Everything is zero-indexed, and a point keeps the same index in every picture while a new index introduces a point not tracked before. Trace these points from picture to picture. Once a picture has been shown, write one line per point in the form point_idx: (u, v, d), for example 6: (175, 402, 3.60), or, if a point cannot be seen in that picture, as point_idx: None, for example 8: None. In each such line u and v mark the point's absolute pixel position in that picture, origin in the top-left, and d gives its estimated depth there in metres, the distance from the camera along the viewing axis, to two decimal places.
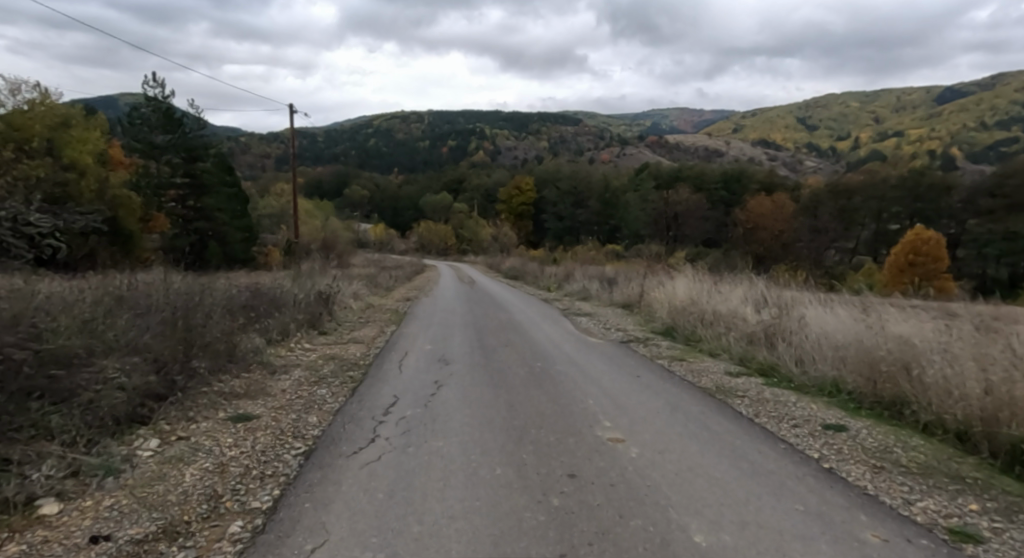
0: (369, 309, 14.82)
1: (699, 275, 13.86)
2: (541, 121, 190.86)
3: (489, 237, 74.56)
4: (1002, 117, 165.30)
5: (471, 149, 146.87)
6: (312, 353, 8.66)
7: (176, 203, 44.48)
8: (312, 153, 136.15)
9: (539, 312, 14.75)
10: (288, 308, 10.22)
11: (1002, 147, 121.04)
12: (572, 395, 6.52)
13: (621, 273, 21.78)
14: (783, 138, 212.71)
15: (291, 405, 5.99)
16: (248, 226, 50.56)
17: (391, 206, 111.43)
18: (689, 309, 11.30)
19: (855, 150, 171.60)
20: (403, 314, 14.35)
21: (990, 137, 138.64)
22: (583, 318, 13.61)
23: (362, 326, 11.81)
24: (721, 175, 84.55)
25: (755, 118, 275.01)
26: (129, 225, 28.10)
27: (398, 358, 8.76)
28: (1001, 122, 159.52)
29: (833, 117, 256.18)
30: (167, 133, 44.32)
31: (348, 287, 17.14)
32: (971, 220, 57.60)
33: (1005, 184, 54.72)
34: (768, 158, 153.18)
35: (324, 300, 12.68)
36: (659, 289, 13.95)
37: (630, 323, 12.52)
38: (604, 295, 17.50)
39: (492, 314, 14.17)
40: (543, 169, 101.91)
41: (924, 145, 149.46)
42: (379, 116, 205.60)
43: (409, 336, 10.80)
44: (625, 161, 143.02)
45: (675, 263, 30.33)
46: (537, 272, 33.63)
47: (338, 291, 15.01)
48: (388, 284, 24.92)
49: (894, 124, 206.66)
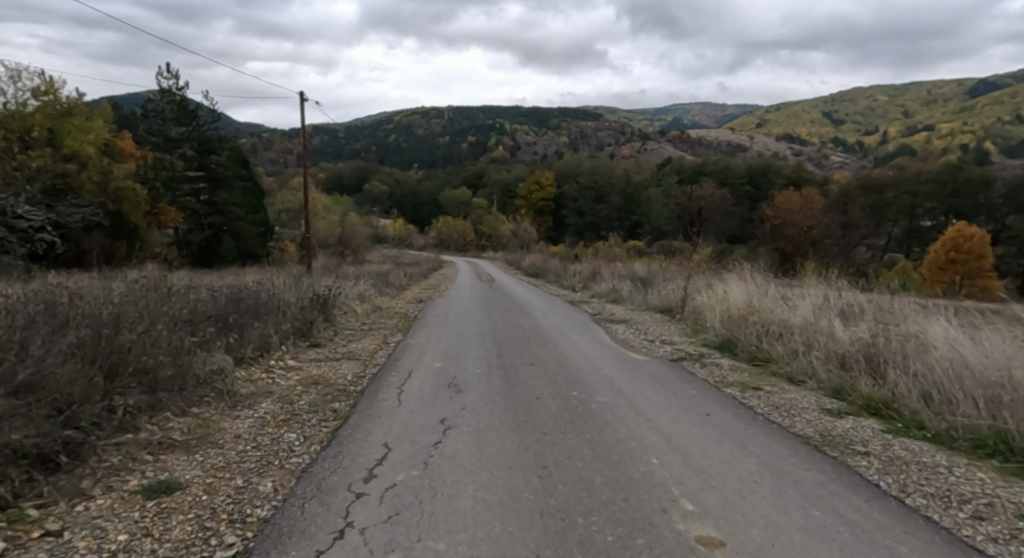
0: (374, 313, 13.28)
1: (755, 276, 12.00)
2: (561, 117, 189.27)
3: (508, 232, 73.08)
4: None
5: (491, 145, 145.67)
6: (292, 376, 7.04)
7: (190, 196, 43.71)
8: (332, 148, 136.01)
9: (565, 318, 13.01)
10: (272, 317, 8.65)
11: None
12: (626, 448, 4.76)
13: (653, 273, 20.11)
14: (808, 133, 207.48)
15: (239, 464, 4.35)
16: (264, 221, 49.79)
17: (409, 201, 110.41)
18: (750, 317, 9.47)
19: (884, 145, 166.20)
20: (413, 319, 12.76)
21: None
22: (619, 326, 11.86)
23: (361, 337, 10.18)
24: (747, 169, 81.83)
25: (780, 112, 269.22)
26: (133, 219, 27.03)
27: (398, 381, 7.06)
28: None
29: (861, 112, 249.74)
30: (182, 125, 43.58)
31: (354, 286, 15.68)
32: (1012, 217, 54.98)
33: None
34: (793, 153, 149.91)
35: (323, 304, 11.18)
36: (707, 292, 12.12)
37: (677, 333, 10.72)
38: (638, 298, 15.74)
39: (512, 320, 12.46)
40: (563, 164, 100.17)
41: (956, 139, 144.95)
42: (399, 111, 205.03)
43: (416, 350, 9.15)
44: (647, 156, 140.82)
45: (703, 261, 28.68)
46: (559, 269, 32.17)
47: (343, 292, 13.53)
48: (401, 282, 23.65)
49: (925, 118, 200.81)
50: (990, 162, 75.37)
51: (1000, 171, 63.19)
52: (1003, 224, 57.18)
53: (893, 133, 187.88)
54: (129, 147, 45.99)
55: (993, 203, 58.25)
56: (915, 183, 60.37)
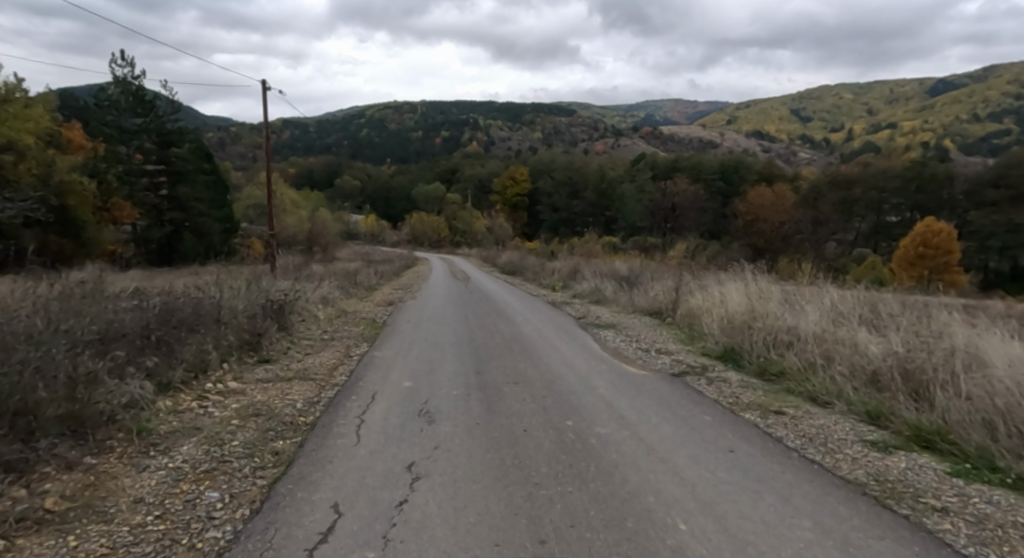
0: (338, 319, 12.07)
1: (750, 276, 11.15)
2: (535, 112, 188.40)
3: (483, 228, 71.85)
4: (994, 109, 164.13)
5: (465, 140, 144.02)
6: (230, 405, 5.86)
7: (149, 191, 41.37)
8: (302, 142, 132.59)
9: (548, 323, 12.03)
10: (212, 330, 7.41)
11: (994, 138, 120.26)
12: (645, 508, 3.74)
13: (636, 272, 19.31)
14: (777, 130, 210.69)
15: (129, 552, 3.17)
16: (228, 217, 47.68)
17: (382, 196, 108.21)
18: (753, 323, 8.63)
19: (850, 142, 169.49)
20: (380, 325, 11.61)
21: (982, 128, 137.91)
22: (607, 332, 10.93)
23: (322, 350, 8.94)
24: (720, 165, 82.07)
25: (749, 109, 273.06)
26: (81, 215, 25.12)
27: (358, 410, 5.90)
28: (993, 114, 159.03)
29: (827, 110, 255.11)
30: (139, 116, 41.05)
31: (318, 288, 14.40)
32: (974, 212, 56.32)
33: (1009, 174, 53.93)
34: (762, 150, 151.99)
35: (278, 312, 9.93)
36: (700, 295, 11.27)
37: (671, 341, 9.83)
38: (625, 299, 14.82)
39: (489, 327, 11.42)
40: (538, 160, 99.24)
41: (917, 136, 148.88)
42: (371, 105, 201.32)
43: (382, 365, 8.00)
44: (621, 151, 140.93)
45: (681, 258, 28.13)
46: (535, 266, 31.30)
47: (303, 295, 12.28)
48: (371, 282, 22.42)
49: (888, 117, 205.91)
50: (951, 160, 76.95)
51: (962, 168, 64.61)
52: (965, 220, 58.39)
53: (858, 131, 191.99)
54: (75, 137, 43.10)
55: (956, 199, 59.46)
56: (882, 179, 61.32)
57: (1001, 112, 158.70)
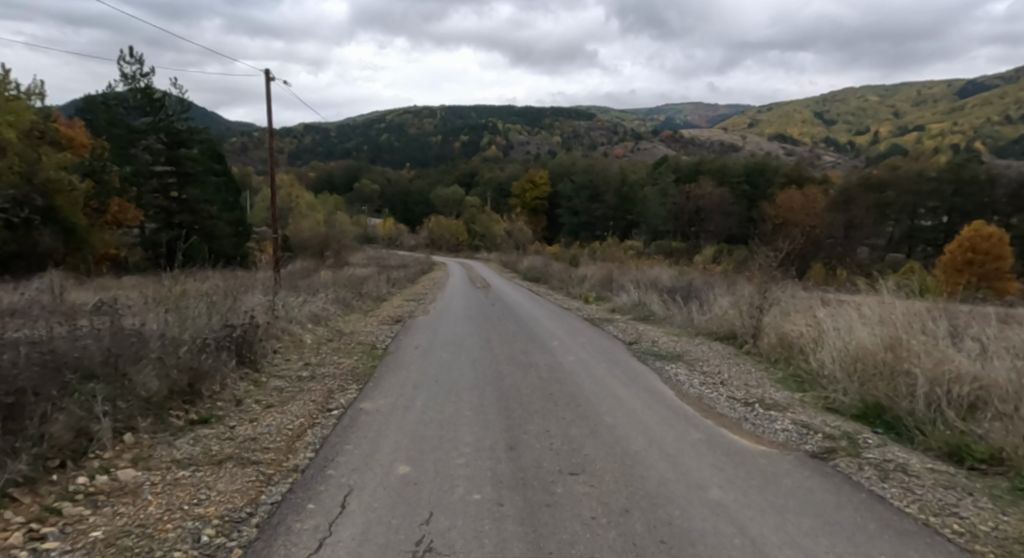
0: (328, 344, 9.67)
1: (862, 298, 8.46)
2: (554, 116, 186.13)
3: (502, 232, 69.54)
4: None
5: (483, 143, 142.18)
6: (86, 537, 3.32)
7: (158, 193, 39.67)
8: (323, 147, 131.66)
9: (593, 351, 9.46)
10: (113, 383, 4.98)
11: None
12: None
13: (683, 283, 16.73)
14: (800, 133, 204.95)
15: None
16: (237, 220, 46.10)
17: (401, 200, 106.43)
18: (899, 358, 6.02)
19: (876, 145, 163.66)
20: (378, 353, 9.15)
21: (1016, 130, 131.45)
22: (675, 366, 8.32)
23: (290, 401, 6.41)
24: (746, 167, 78.71)
25: (772, 112, 267.34)
26: (73, 216, 23.24)
27: (306, 545, 3.36)
28: None
29: (852, 112, 248.47)
30: (148, 115, 39.58)
31: (312, 303, 12.03)
32: None
33: None
34: (786, 153, 147.67)
35: (240, 344, 7.52)
36: (798, 321, 8.59)
37: (770, 385, 7.20)
38: (683, 319, 12.16)
39: (518, 356, 8.90)
40: (557, 163, 96.72)
41: (946, 139, 143.12)
42: (390, 109, 200.65)
43: (367, 430, 5.45)
44: (641, 155, 138.04)
45: (719, 268, 25.50)
46: (561, 273, 28.87)
47: (283, 317, 9.81)
48: (382, 292, 20.22)
49: (915, 120, 199.30)
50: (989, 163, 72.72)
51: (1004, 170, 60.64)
52: (1008, 225, 54.47)
53: (884, 133, 185.70)
54: (75, 136, 41.34)
55: (996, 203, 55.76)
56: (917, 182, 57.62)
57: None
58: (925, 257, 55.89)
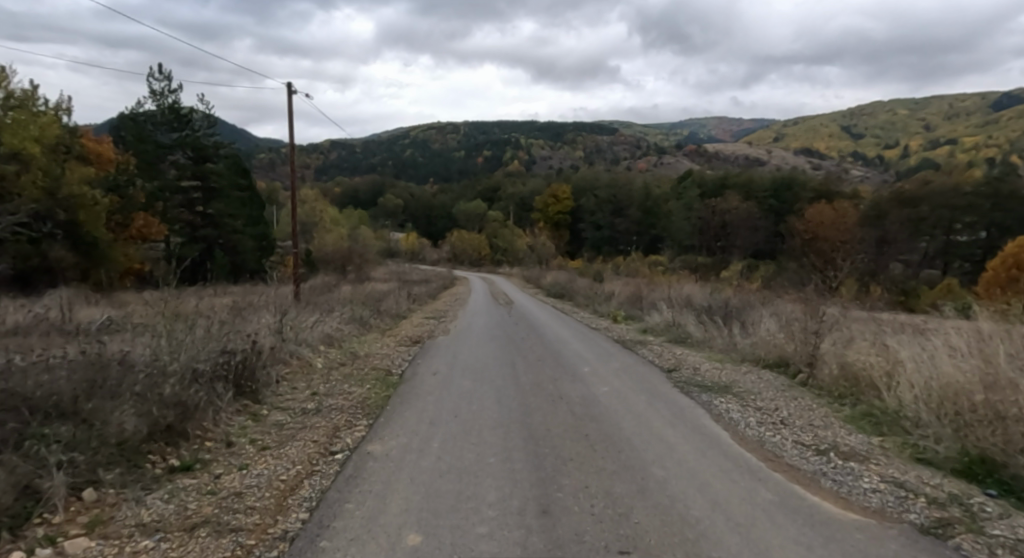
0: (338, 370, 8.95)
1: (939, 324, 7.40)
2: (576, 131, 185.80)
3: (524, 247, 68.81)
4: None
5: (506, 159, 142.35)
6: None
7: (183, 208, 39.87)
8: (349, 162, 133.22)
9: (629, 380, 8.54)
10: (75, 427, 4.27)
11: None
12: None
13: (718, 302, 15.69)
14: (827, 147, 201.13)
15: None
16: (260, 234, 46.30)
17: (423, 215, 106.68)
18: (1002, 397, 4.99)
19: (906, 159, 159.44)
20: (393, 381, 8.36)
21: None
22: (726, 401, 7.34)
23: (287, 442, 5.62)
24: (773, 181, 76.98)
25: (798, 126, 263.25)
26: (95, 231, 23.26)
27: None
28: None
29: (881, 125, 242.91)
30: (175, 131, 40.10)
31: (326, 324, 11.35)
32: None
33: None
34: (812, 168, 144.51)
35: (237, 374, 6.81)
36: (864, 351, 7.55)
37: (841, 427, 6.18)
38: (724, 343, 11.15)
39: (545, 386, 8.02)
40: (580, 177, 96.02)
41: (980, 152, 138.45)
42: (415, 125, 203.04)
43: (373, 483, 4.64)
44: (664, 169, 136.59)
45: (751, 285, 24.26)
46: (585, 290, 27.96)
47: (291, 339, 9.13)
48: (401, 308, 19.58)
49: (947, 133, 193.97)
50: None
51: None
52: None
53: (915, 147, 181.05)
54: (104, 151, 42.01)
55: None
56: (954, 196, 55.35)
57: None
58: (962, 274, 53.43)
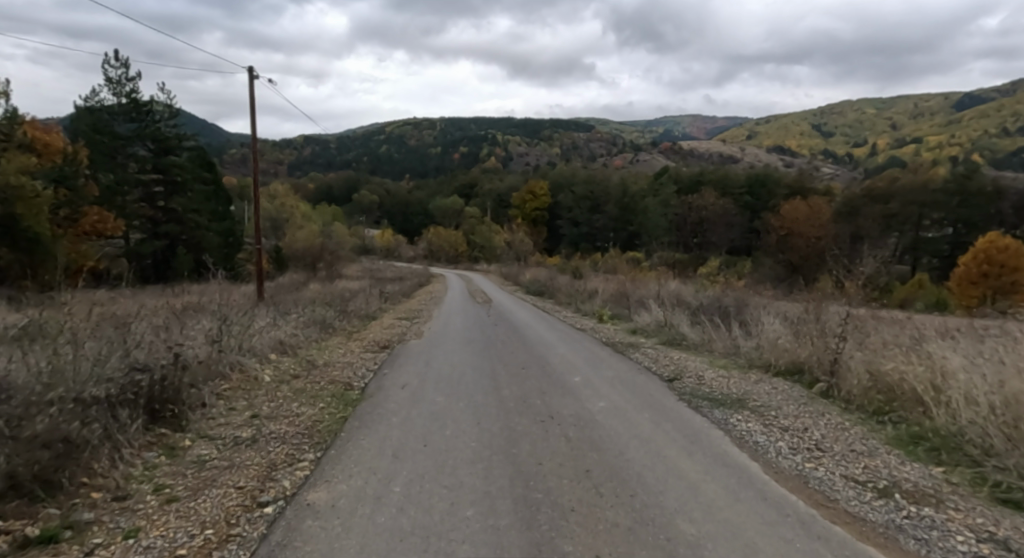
0: (288, 383, 7.66)
1: (989, 335, 6.42)
2: (553, 128, 184.68)
3: (501, 244, 67.67)
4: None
5: (483, 155, 140.78)
6: None
7: (143, 203, 37.74)
8: (323, 158, 130.03)
9: (626, 392, 7.46)
10: None
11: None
12: None
13: (710, 300, 14.71)
14: (799, 145, 203.85)
15: None
16: (226, 230, 44.33)
17: (399, 211, 104.70)
18: None
19: (874, 157, 161.95)
20: (352, 397, 7.12)
21: (1013, 143, 129.70)
22: (745, 420, 6.25)
23: (203, 489, 4.31)
24: (749, 178, 77.12)
25: (770, 124, 266.73)
26: (38, 226, 21.48)
27: None
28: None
29: (850, 124, 247.17)
30: (133, 122, 37.94)
31: (280, 328, 10.02)
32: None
33: None
34: (785, 165, 145.82)
35: (148, 396, 5.46)
36: (900, 360, 6.56)
37: (888, 453, 5.12)
38: (725, 347, 10.17)
39: (530, 402, 6.90)
40: (557, 173, 95.08)
41: (944, 151, 141.15)
42: (392, 121, 199.97)
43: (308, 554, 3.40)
44: (639, 166, 136.53)
45: (733, 282, 23.42)
46: (565, 287, 26.98)
47: (232, 349, 7.78)
48: (371, 308, 18.29)
49: (913, 132, 197.94)
50: (994, 173, 70.79)
51: (1011, 180, 58.69)
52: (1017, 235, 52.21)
53: (882, 146, 184.27)
54: (52, 140, 39.33)
55: (1003, 213, 53.85)
56: (923, 191, 55.82)
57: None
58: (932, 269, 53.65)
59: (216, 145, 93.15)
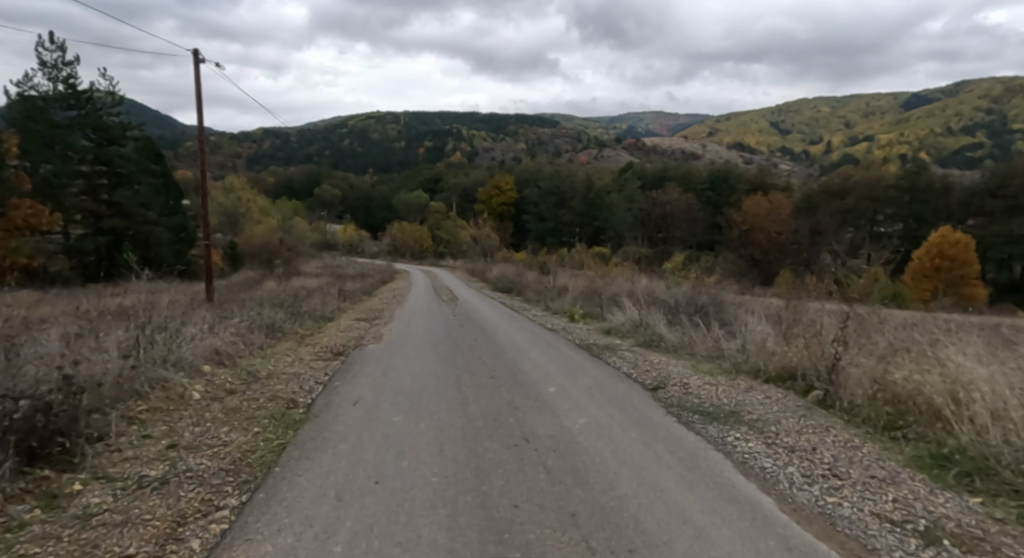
0: (220, 401, 6.59)
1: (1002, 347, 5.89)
2: (519, 123, 183.98)
3: (467, 239, 66.66)
4: (967, 122, 161.62)
5: (448, 150, 138.96)
6: None
7: (84, 196, 35.35)
8: (283, 151, 126.18)
9: (607, 405, 6.71)
10: None
11: (968, 152, 118.05)
12: None
13: (684, 297, 14.14)
14: (758, 142, 208.32)
15: None
16: (176, 225, 42.08)
17: (363, 207, 102.31)
18: None
19: (829, 155, 166.13)
20: (294, 419, 6.10)
21: (956, 141, 135.31)
22: (746, 439, 5.53)
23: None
24: (711, 174, 78.01)
25: (731, 122, 271.86)
26: None
27: None
28: (967, 127, 154.88)
29: (805, 122, 254.03)
30: (72, 109, 35.44)
31: (217, 334, 8.86)
32: (973, 224, 52.86)
33: (1008, 184, 50.60)
34: (745, 162, 148.53)
35: (25, 431, 4.31)
36: (908, 369, 5.98)
37: (914, 480, 4.45)
38: (708, 350, 9.58)
39: (502, 420, 6.05)
40: (523, 169, 94.39)
41: (893, 149, 146.16)
42: (355, 114, 195.83)
43: None
44: (604, 162, 137.10)
45: (701, 277, 23.10)
46: (533, 284, 26.28)
47: (152, 362, 6.64)
48: (329, 307, 17.23)
49: (865, 130, 204.59)
50: (942, 170, 73.23)
51: (958, 177, 60.68)
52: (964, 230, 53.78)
53: (836, 143, 189.97)
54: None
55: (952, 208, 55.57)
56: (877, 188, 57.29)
57: (972, 124, 155.90)
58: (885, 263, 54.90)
59: (169, 137, 89.22)
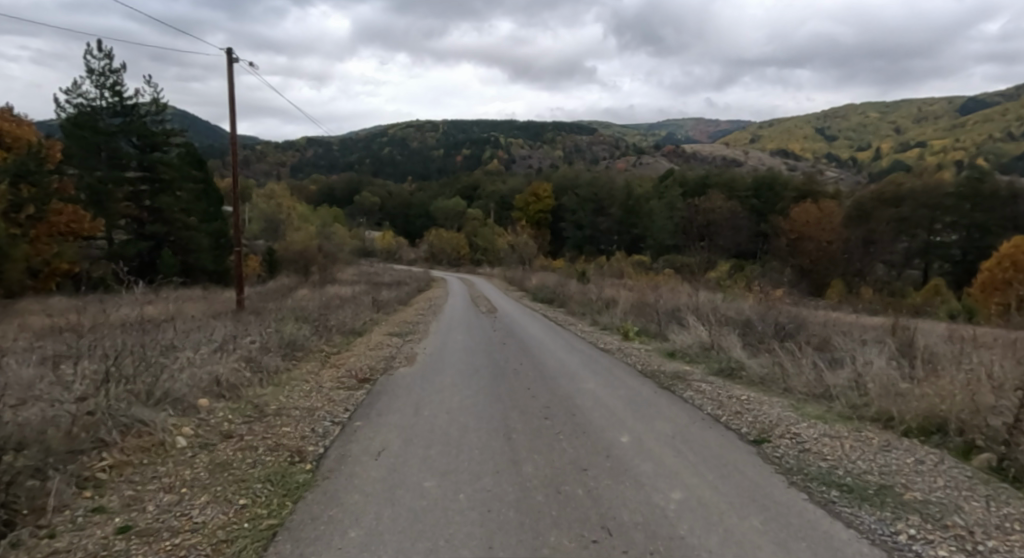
0: (199, 451, 5.18)
1: None
2: (556, 130, 182.04)
3: (504, 246, 65.41)
4: None
5: (485, 157, 138.13)
6: None
7: (128, 202, 35.65)
8: (325, 160, 127.91)
9: (707, 469, 5.05)
10: None
11: None
12: None
13: (758, 313, 12.21)
14: (803, 149, 200.62)
15: None
16: (215, 231, 42.17)
17: (401, 214, 102.31)
18: None
19: (878, 161, 158.59)
20: (296, 483, 4.65)
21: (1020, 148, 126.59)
22: (932, 545, 3.74)
23: None
24: (757, 180, 74.61)
25: (774, 128, 263.51)
26: None
27: None
28: None
29: (853, 128, 244.00)
30: (118, 117, 35.67)
31: (221, 358, 7.56)
32: None
33: None
34: (789, 170, 142.77)
35: None
36: None
37: None
38: (810, 385, 7.77)
39: (568, 493, 4.48)
40: (561, 176, 92.62)
41: (949, 155, 137.70)
42: (395, 124, 197.89)
43: None
44: (642, 169, 133.82)
45: (758, 289, 20.85)
46: (573, 295, 24.56)
47: (126, 402, 5.32)
48: (359, 319, 16.05)
49: (918, 136, 194.74)
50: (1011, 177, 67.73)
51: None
52: None
53: (886, 150, 181.11)
54: (23, 134, 34.60)
55: None
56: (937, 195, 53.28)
57: None
58: (945, 274, 50.81)
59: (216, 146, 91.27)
